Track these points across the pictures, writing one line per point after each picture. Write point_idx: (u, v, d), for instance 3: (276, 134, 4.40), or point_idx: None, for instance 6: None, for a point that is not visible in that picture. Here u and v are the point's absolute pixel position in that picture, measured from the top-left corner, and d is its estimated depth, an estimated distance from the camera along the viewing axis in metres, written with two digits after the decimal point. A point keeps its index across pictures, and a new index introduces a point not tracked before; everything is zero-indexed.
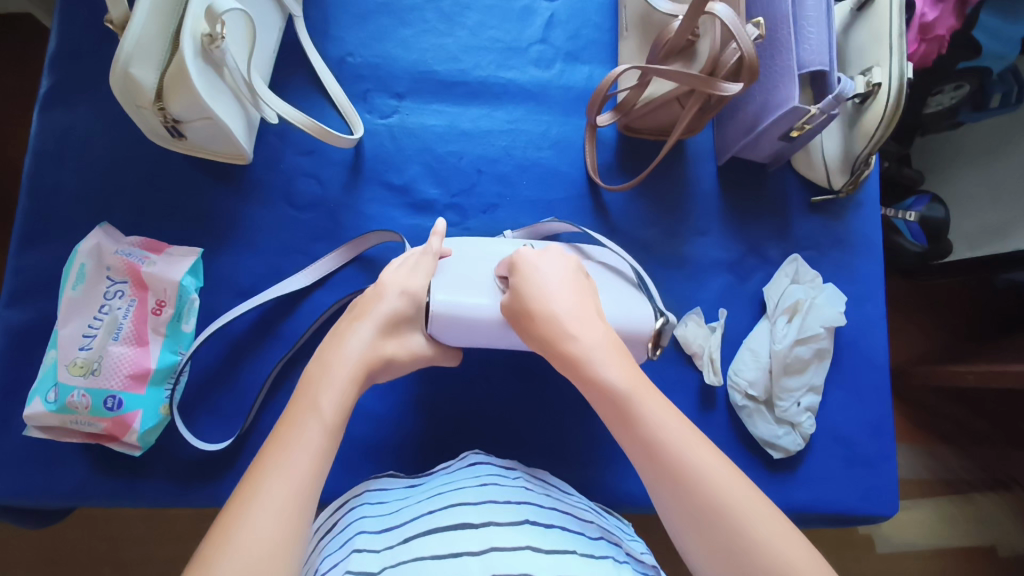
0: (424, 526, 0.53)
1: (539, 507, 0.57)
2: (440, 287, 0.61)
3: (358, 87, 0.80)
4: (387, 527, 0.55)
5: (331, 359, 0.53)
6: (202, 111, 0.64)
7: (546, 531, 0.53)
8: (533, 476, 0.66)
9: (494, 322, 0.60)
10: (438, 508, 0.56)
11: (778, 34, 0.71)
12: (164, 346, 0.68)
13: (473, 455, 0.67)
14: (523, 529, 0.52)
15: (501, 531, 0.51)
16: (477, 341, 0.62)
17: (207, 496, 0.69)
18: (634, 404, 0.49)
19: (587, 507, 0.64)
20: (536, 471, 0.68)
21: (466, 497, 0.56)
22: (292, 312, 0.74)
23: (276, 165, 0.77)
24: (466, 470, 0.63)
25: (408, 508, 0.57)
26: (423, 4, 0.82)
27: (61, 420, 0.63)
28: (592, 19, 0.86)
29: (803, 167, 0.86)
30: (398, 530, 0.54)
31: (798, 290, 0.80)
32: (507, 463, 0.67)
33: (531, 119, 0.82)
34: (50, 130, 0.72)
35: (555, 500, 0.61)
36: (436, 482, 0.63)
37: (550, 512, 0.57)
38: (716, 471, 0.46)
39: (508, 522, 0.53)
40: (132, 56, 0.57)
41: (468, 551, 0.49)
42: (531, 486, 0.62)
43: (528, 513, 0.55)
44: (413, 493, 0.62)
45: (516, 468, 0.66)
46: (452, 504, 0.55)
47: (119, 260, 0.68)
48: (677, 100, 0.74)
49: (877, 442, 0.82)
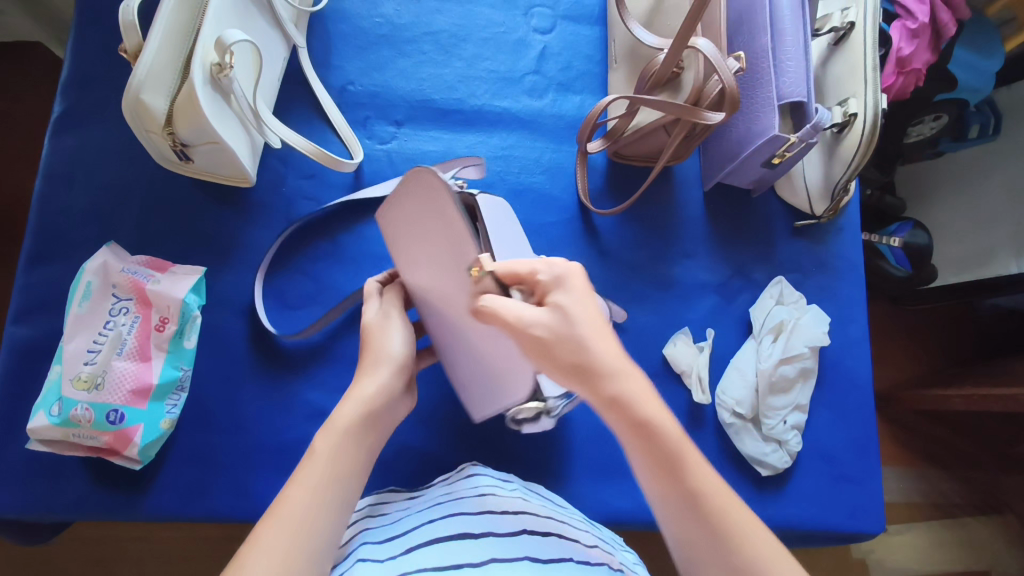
0: (425, 536, 0.55)
1: (536, 516, 0.59)
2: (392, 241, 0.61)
3: (358, 114, 0.83)
4: (389, 537, 0.57)
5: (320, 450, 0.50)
6: (209, 137, 0.66)
7: (543, 539, 0.55)
8: (530, 489, 0.68)
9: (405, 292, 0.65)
10: (439, 518, 0.57)
11: (758, 69, 0.75)
12: (166, 361, 0.70)
13: (473, 466, 0.69)
14: (520, 539, 0.54)
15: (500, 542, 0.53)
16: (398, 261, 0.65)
17: (204, 508, 0.70)
18: (685, 458, 0.47)
19: (583, 518, 0.66)
20: (534, 485, 0.70)
21: (466, 507, 0.59)
22: (290, 327, 0.76)
23: (279, 187, 0.79)
24: (466, 481, 0.65)
25: (409, 519, 0.59)
26: (422, 37, 0.86)
27: (63, 434, 0.65)
28: (583, 52, 0.90)
29: (786, 194, 0.89)
30: (400, 540, 0.56)
31: (783, 311, 0.83)
32: (505, 476, 0.68)
33: (525, 145, 0.86)
34: (62, 153, 0.75)
35: (552, 509, 0.63)
36: (436, 494, 0.65)
37: (546, 519, 0.59)
38: (758, 540, 0.45)
39: (506, 534, 0.54)
40: (145, 84, 0.61)
41: (468, 563, 0.50)
42: (529, 497, 0.64)
43: (526, 522, 0.57)
44: (415, 503, 0.64)
45: (514, 480, 0.68)
46: (452, 515, 0.57)
47: (125, 278, 0.70)
48: (664, 128, 0.78)
49: (862, 460, 0.84)
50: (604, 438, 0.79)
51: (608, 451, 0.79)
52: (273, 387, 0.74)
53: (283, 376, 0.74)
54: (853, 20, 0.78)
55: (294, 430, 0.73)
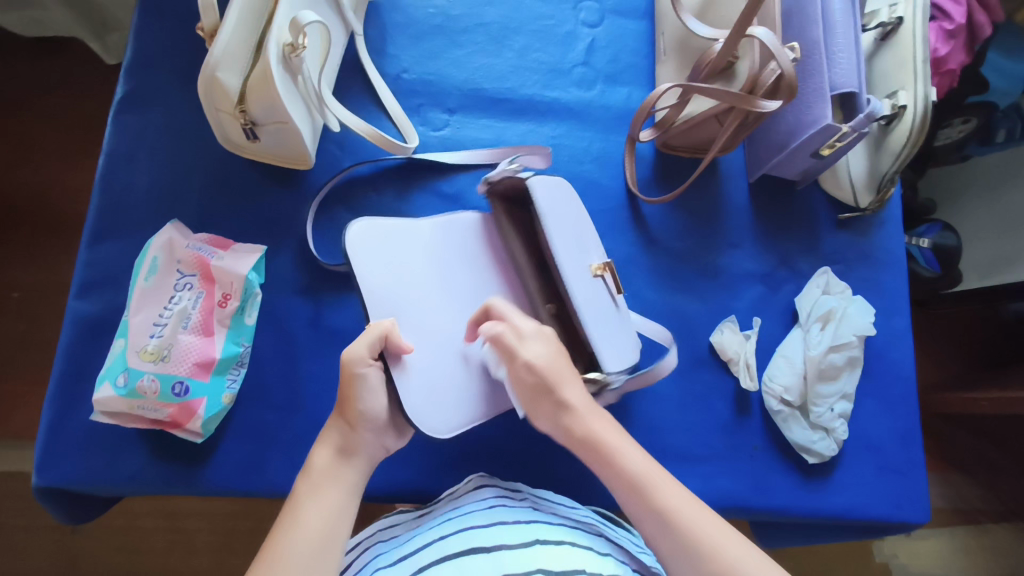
0: (438, 552, 0.56)
1: (547, 525, 0.60)
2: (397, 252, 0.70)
3: (412, 101, 0.85)
4: (400, 558, 0.58)
5: (304, 510, 0.53)
6: (279, 116, 0.68)
7: (557, 547, 0.55)
8: (540, 497, 0.69)
9: (404, 292, 0.68)
10: (450, 533, 0.59)
11: (810, 60, 0.77)
12: (227, 337, 0.71)
13: (481, 477, 0.71)
14: (533, 548, 0.55)
15: (512, 553, 0.54)
16: (396, 265, 0.69)
17: (260, 484, 0.71)
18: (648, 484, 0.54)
19: (595, 520, 0.67)
20: (543, 492, 0.71)
21: (476, 521, 0.59)
22: (346, 307, 0.77)
23: (335, 171, 0.81)
24: (472, 495, 0.67)
25: (420, 536, 0.61)
26: (474, 28, 0.88)
27: (128, 405, 0.66)
28: (630, 45, 0.92)
29: (830, 186, 0.90)
30: (411, 560, 0.57)
31: (830, 300, 0.84)
32: (512, 488, 0.70)
33: (574, 134, 0.87)
34: (125, 133, 0.77)
35: (563, 517, 0.64)
36: (444, 510, 0.66)
37: (558, 527, 0.60)
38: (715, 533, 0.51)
39: (518, 543, 0.55)
40: (220, 62, 0.63)
41: None
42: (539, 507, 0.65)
43: (537, 533, 0.57)
44: (424, 522, 0.65)
45: (523, 492, 0.69)
46: (462, 529, 0.58)
47: (190, 254, 0.71)
48: (716, 118, 0.79)
49: (907, 451, 0.84)
50: (653, 424, 0.79)
51: (656, 436, 0.79)
52: (329, 366, 0.75)
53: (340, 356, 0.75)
54: (902, 15, 0.80)
55: None
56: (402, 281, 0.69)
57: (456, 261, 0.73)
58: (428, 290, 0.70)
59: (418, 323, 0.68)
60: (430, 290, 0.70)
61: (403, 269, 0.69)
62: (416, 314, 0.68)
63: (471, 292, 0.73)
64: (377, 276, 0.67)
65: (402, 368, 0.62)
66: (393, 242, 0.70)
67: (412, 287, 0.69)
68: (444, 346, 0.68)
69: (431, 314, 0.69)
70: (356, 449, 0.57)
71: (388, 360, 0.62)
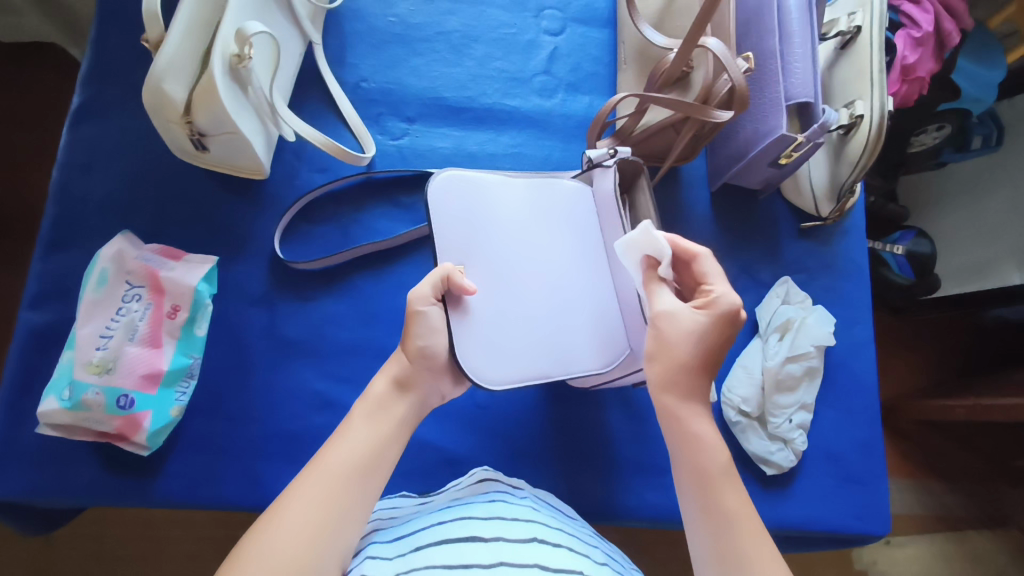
0: (435, 536, 0.55)
1: (546, 526, 0.59)
2: (466, 202, 0.63)
3: (371, 110, 0.84)
4: (399, 536, 0.58)
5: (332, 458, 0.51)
6: (227, 126, 0.67)
7: (553, 549, 0.54)
8: (542, 497, 0.68)
9: (472, 244, 0.62)
10: (449, 519, 0.58)
11: (765, 70, 0.77)
12: (176, 349, 0.70)
13: (484, 470, 0.70)
14: (530, 546, 0.54)
15: (509, 547, 0.53)
16: (467, 213, 0.63)
17: (211, 496, 0.70)
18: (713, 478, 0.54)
19: (591, 533, 0.65)
20: (546, 493, 0.70)
21: (476, 511, 0.59)
22: (301, 318, 0.76)
23: (292, 181, 0.80)
24: (478, 488, 0.65)
25: (421, 519, 0.60)
26: (434, 36, 0.88)
27: (73, 418, 0.65)
28: (592, 54, 0.92)
29: (791, 194, 0.90)
30: (408, 539, 0.57)
31: (789, 310, 0.83)
32: (516, 483, 0.69)
33: (535, 143, 0.87)
34: (80, 143, 0.76)
35: (561, 521, 0.62)
36: (448, 500, 0.65)
37: (557, 531, 0.58)
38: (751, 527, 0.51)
39: (517, 539, 0.54)
40: (165, 73, 0.61)
41: (477, 563, 0.51)
42: (538, 507, 0.63)
43: (536, 531, 0.56)
44: (427, 506, 0.65)
45: (525, 488, 0.68)
46: (462, 516, 0.58)
47: (139, 266, 0.71)
48: (673, 127, 0.79)
49: (868, 461, 0.84)
50: (611, 435, 0.79)
51: (613, 448, 0.78)
52: (282, 377, 0.74)
53: (294, 368, 0.75)
54: (860, 24, 0.80)
55: (303, 420, 0.73)
56: (471, 231, 0.63)
57: (540, 223, 0.67)
58: (508, 245, 0.64)
59: (485, 276, 0.62)
60: (491, 246, 0.63)
61: (471, 220, 0.63)
62: (481, 267, 0.62)
63: (550, 254, 0.66)
64: (451, 221, 0.62)
65: (464, 311, 0.59)
66: (464, 194, 0.63)
67: (488, 238, 0.63)
68: (514, 301, 0.63)
69: (507, 268, 0.63)
70: (414, 383, 0.58)
71: (449, 302, 0.59)
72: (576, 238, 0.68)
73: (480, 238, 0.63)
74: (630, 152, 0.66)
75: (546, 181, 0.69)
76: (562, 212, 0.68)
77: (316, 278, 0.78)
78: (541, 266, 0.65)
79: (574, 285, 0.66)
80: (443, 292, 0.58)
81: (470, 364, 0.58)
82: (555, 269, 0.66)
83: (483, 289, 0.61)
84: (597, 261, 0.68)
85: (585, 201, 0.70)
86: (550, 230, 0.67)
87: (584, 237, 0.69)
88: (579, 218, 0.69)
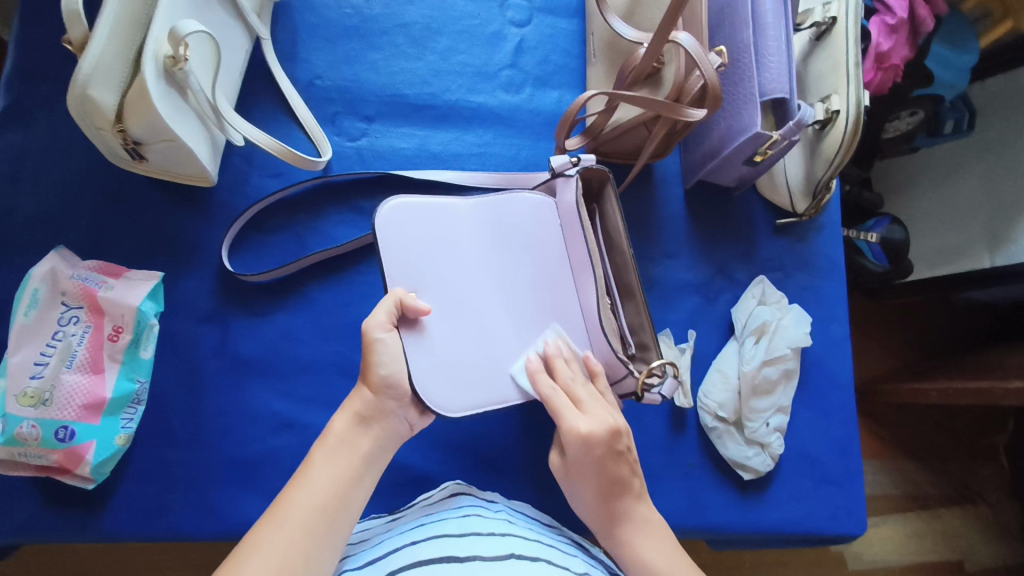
0: (406, 559, 0.51)
1: (523, 538, 0.56)
2: (413, 223, 0.59)
3: (327, 109, 0.79)
4: (368, 561, 0.54)
5: (283, 511, 0.47)
6: (164, 134, 0.62)
7: (533, 563, 0.51)
8: (515, 508, 0.66)
9: (419, 266, 0.59)
10: (421, 539, 0.55)
11: (740, 63, 0.73)
12: (121, 373, 0.66)
13: (455, 484, 0.67)
14: (510, 562, 0.50)
15: (487, 566, 0.49)
16: (412, 235, 0.59)
17: (164, 527, 0.66)
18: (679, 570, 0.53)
19: (568, 539, 0.63)
20: (522, 502, 0.68)
21: (449, 529, 0.56)
22: (256, 332, 0.72)
23: (243, 187, 0.75)
24: (447, 503, 0.63)
25: (390, 541, 0.57)
26: (392, 28, 0.82)
27: (8, 454, 0.60)
28: (561, 46, 0.88)
29: (768, 191, 0.87)
30: (378, 563, 0.53)
31: (764, 312, 0.81)
32: (489, 494, 0.67)
33: (502, 142, 0.83)
34: (6, 150, 0.70)
35: (539, 531, 0.60)
36: (418, 514, 0.63)
37: (535, 543, 0.56)
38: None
39: (494, 555, 0.51)
40: (91, 78, 0.56)
41: None
42: (515, 519, 0.62)
43: (513, 546, 0.53)
44: (395, 526, 0.62)
45: (497, 501, 0.66)
46: (434, 536, 0.55)
47: (76, 285, 0.66)
48: (644, 125, 0.75)
49: (844, 461, 0.83)
50: None
51: None
52: (239, 397, 0.70)
53: (251, 387, 0.71)
54: (835, 15, 0.77)
55: (261, 443, 0.70)
56: (418, 253, 0.59)
57: (495, 243, 0.64)
58: (463, 270, 0.61)
59: (433, 299, 0.59)
60: (438, 268, 0.60)
61: (418, 242, 0.59)
62: (429, 289, 0.59)
63: (510, 275, 0.64)
64: (403, 245, 0.58)
65: (416, 334, 0.56)
66: (412, 215, 0.59)
67: (443, 263, 0.60)
68: (468, 326, 0.60)
69: (459, 290, 0.60)
70: (376, 416, 0.54)
71: (403, 327, 0.56)
72: (536, 256, 0.65)
73: (428, 259, 0.59)
74: (594, 160, 0.67)
75: (504, 199, 0.66)
76: (519, 230, 0.65)
77: (272, 292, 0.73)
78: (501, 286, 0.63)
79: (532, 304, 0.64)
80: (398, 317, 0.55)
81: (428, 394, 0.56)
82: (516, 289, 0.63)
83: (440, 312, 0.58)
84: (558, 278, 0.66)
85: (544, 215, 0.67)
86: (507, 248, 0.64)
87: (544, 254, 0.66)
88: (539, 236, 0.66)
